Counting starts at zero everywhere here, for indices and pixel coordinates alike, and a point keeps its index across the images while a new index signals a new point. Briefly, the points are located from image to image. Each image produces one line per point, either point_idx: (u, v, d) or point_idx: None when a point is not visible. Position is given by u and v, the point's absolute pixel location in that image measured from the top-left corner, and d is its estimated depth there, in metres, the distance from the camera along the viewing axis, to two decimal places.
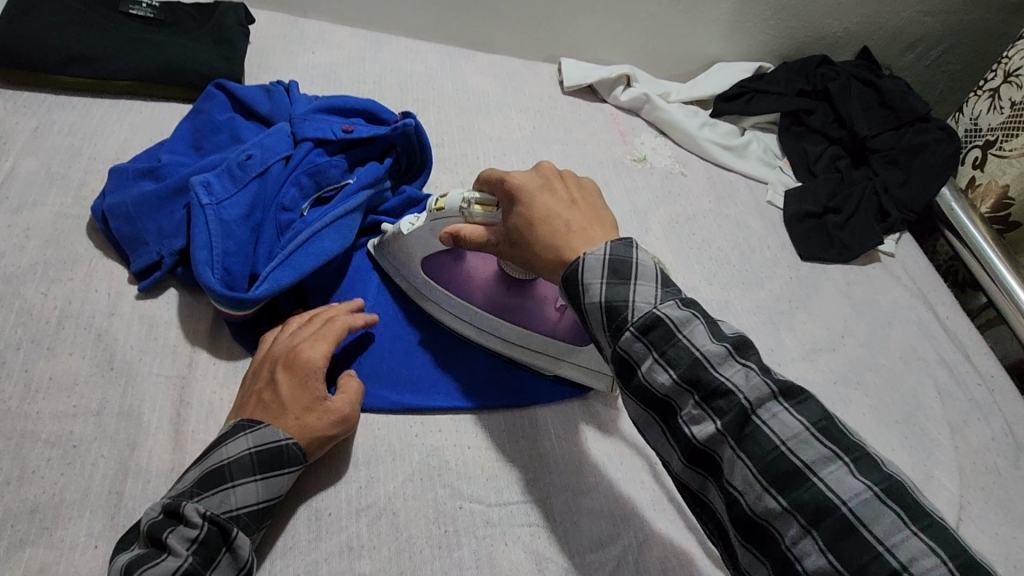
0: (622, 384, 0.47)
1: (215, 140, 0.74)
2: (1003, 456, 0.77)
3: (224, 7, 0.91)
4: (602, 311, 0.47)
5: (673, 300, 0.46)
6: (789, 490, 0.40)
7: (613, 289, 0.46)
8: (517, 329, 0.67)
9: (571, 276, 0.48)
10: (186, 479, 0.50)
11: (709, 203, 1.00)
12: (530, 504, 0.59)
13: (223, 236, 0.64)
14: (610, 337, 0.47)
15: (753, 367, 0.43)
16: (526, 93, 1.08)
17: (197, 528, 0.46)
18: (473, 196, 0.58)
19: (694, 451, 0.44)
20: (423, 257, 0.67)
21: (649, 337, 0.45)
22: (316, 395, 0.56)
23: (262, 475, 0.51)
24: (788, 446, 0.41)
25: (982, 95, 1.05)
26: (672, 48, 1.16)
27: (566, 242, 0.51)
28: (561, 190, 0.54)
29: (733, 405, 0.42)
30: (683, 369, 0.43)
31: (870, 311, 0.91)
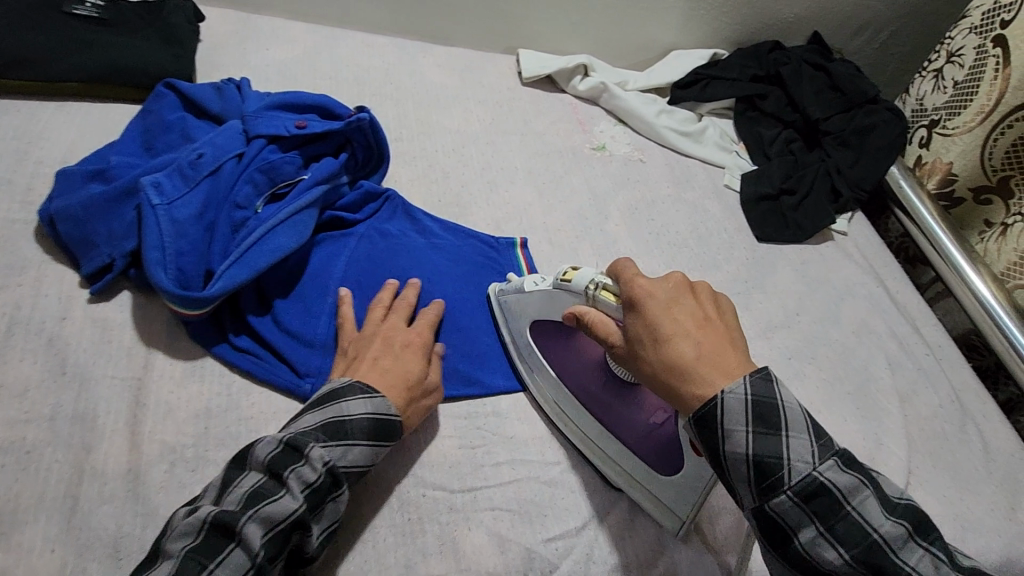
0: (771, 548, 0.46)
1: (165, 139, 0.73)
2: (949, 422, 0.81)
3: (172, 6, 0.90)
4: (747, 465, 0.47)
5: (833, 461, 0.46)
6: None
7: (762, 441, 0.46)
8: (593, 425, 0.64)
9: (712, 416, 0.48)
10: (308, 422, 0.54)
11: (668, 189, 1.02)
12: (494, 488, 0.61)
13: (175, 236, 0.63)
14: (757, 496, 0.46)
15: (925, 547, 0.44)
16: (485, 85, 1.08)
17: (317, 476, 0.50)
18: (604, 282, 0.60)
19: None
20: (535, 321, 0.69)
21: (810, 505, 0.45)
22: (422, 368, 0.62)
23: (374, 443, 0.55)
24: (905, 562, 0.43)
25: (927, 76, 1.08)
26: (628, 37, 1.17)
27: (684, 369, 0.50)
28: (697, 306, 0.53)
29: (861, 535, 0.44)
30: (856, 547, 0.44)
31: (824, 288, 0.94)
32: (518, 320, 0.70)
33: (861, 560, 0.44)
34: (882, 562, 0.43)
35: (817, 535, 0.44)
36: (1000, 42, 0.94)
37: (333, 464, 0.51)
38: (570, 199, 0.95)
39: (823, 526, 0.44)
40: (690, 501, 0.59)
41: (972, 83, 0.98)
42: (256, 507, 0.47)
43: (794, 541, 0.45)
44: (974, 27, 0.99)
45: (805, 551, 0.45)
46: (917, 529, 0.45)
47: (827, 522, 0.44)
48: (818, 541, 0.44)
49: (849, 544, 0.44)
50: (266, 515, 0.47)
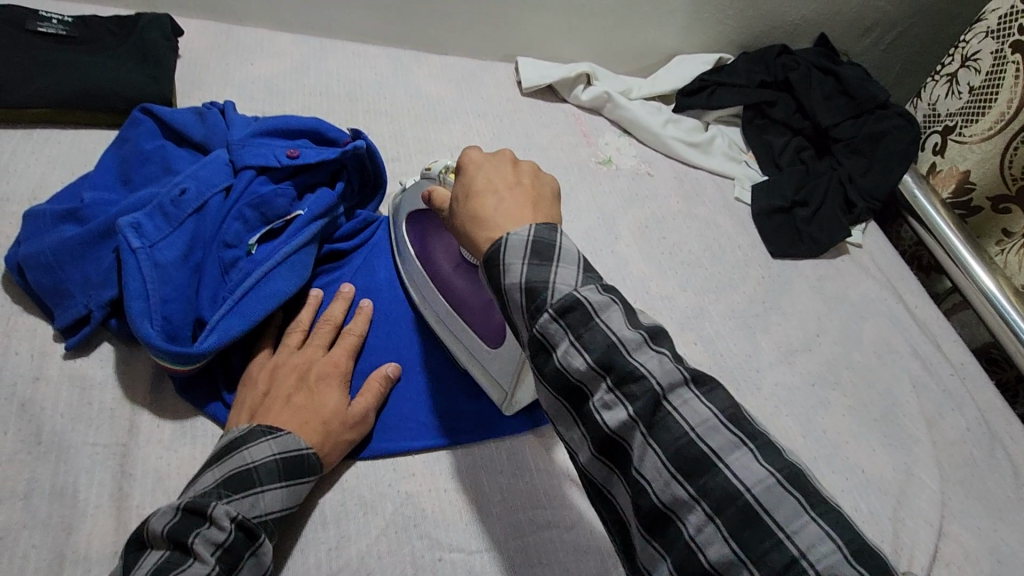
0: (570, 416, 0.42)
1: (144, 172, 0.67)
2: (979, 447, 0.78)
3: (148, 21, 0.84)
4: (522, 293, 0.43)
5: (630, 324, 0.41)
6: (750, 545, 0.34)
7: (534, 271, 0.42)
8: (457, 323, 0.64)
9: (492, 256, 0.44)
10: (205, 481, 0.48)
11: (678, 204, 0.97)
12: (513, 548, 0.56)
13: (160, 284, 0.58)
14: (545, 354, 0.42)
15: (707, 401, 0.39)
16: (483, 96, 1.03)
17: (226, 532, 0.45)
18: (455, 167, 0.59)
19: (651, 512, 0.38)
20: (410, 214, 0.70)
21: (594, 357, 0.40)
22: (339, 404, 0.57)
23: (288, 482, 0.51)
24: (735, 478, 0.36)
25: (940, 80, 1.05)
26: (630, 43, 1.13)
27: (481, 216, 0.47)
28: (511, 171, 0.50)
29: (705, 466, 0.36)
30: (639, 404, 0.38)
31: (842, 306, 0.90)
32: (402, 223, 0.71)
33: (642, 415, 0.39)
34: (662, 418, 0.38)
35: (608, 395, 0.40)
36: (1020, 48, 0.90)
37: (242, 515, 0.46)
38: (576, 218, 0.90)
39: (613, 385, 0.40)
40: (509, 372, 0.61)
41: (990, 89, 0.95)
42: None
43: (591, 404, 0.40)
44: (992, 31, 0.95)
45: (596, 407, 0.40)
46: (750, 438, 0.37)
47: (621, 382, 0.39)
48: (605, 402, 0.40)
49: (635, 400, 0.39)
50: None
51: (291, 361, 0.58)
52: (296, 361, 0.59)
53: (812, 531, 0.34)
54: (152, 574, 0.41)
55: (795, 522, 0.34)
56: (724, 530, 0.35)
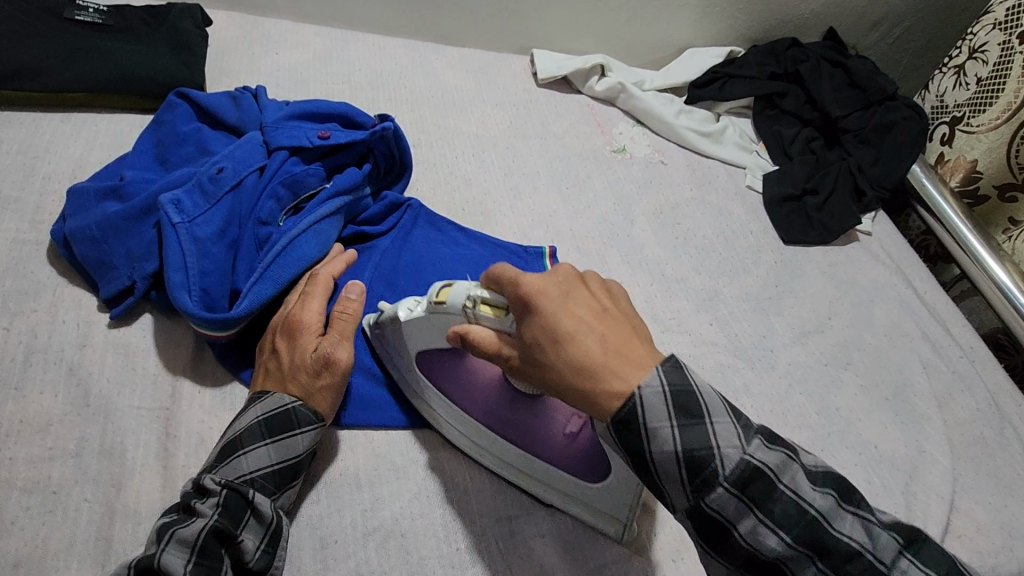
0: (678, 510, 0.43)
1: (181, 152, 0.70)
2: (989, 426, 0.79)
3: (179, 10, 0.86)
4: (677, 462, 0.42)
5: (676, 361, 0.44)
6: (837, 566, 0.41)
7: (687, 433, 0.42)
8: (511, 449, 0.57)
9: (629, 417, 0.42)
10: (207, 459, 0.51)
11: (691, 192, 0.99)
12: (540, 513, 0.58)
13: (198, 255, 0.60)
14: (690, 491, 0.42)
15: (790, 456, 0.43)
16: (501, 87, 1.05)
17: (215, 494, 0.47)
18: (481, 295, 0.50)
19: (756, 565, 0.42)
20: (421, 351, 0.58)
21: (698, 457, 0.41)
22: (308, 351, 0.56)
23: (271, 439, 0.51)
24: (842, 535, 0.41)
25: (948, 72, 1.07)
26: (643, 35, 1.15)
27: (591, 368, 0.43)
28: (589, 295, 0.46)
29: (795, 512, 0.41)
30: (705, 435, 0.42)
31: (853, 291, 0.92)
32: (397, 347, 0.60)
33: (707, 445, 0.42)
34: (729, 447, 0.42)
35: (672, 430, 0.42)
36: None
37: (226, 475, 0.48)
38: (593, 204, 0.92)
39: (675, 418, 0.42)
40: (624, 500, 0.56)
41: (997, 79, 0.97)
42: (163, 538, 0.44)
43: (650, 439, 0.42)
44: (998, 23, 0.97)
45: (656, 442, 0.42)
46: (790, 450, 0.43)
47: (682, 416, 0.42)
48: (669, 435, 0.42)
49: (702, 432, 0.42)
50: (178, 539, 0.44)
51: (272, 324, 0.59)
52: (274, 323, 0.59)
53: (852, 525, 0.41)
54: (154, 535, 0.44)
55: (840, 519, 0.41)
56: (789, 535, 0.41)
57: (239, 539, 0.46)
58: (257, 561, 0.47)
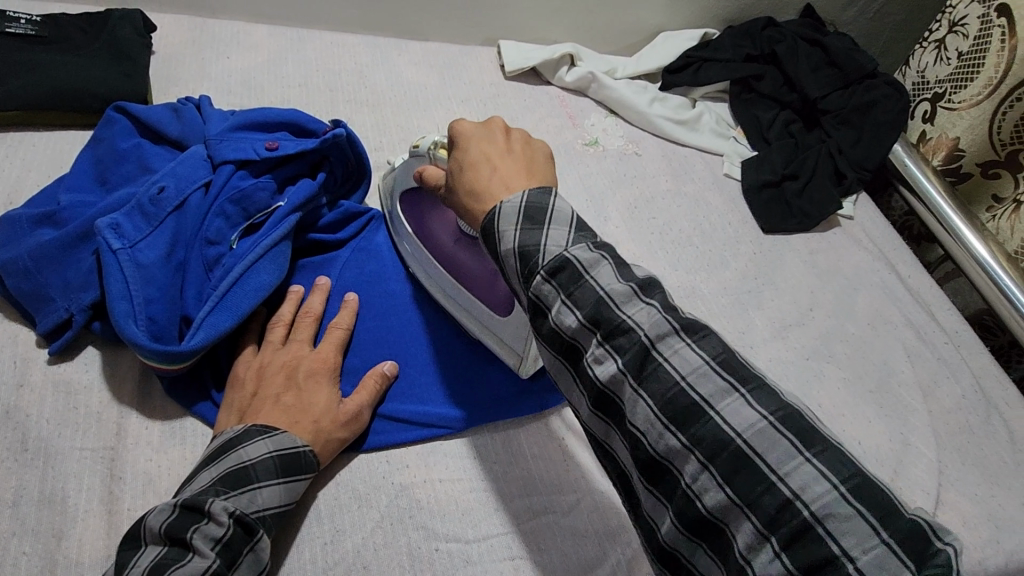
0: (534, 331, 0.45)
1: (121, 172, 0.66)
2: (974, 414, 0.78)
3: (118, 17, 0.82)
4: (515, 258, 0.45)
5: (587, 245, 0.44)
6: (662, 395, 0.39)
7: (527, 234, 0.44)
8: (447, 277, 0.67)
9: (488, 225, 0.46)
10: (203, 480, 0.47)
11: (667, 183, 0.96)
12: (510, 534, 0.56)
13: (143, 284, 0.57)
14: (523, 284, 0.45)
15: (657, 306, 0.42)
16: (466, 82, 1.02)
17: (224, 528, 0.44)
18: (443, 143, 0.60)
19: (599, 395, 0.43)
20: (404, 192, 0.70)
21: (558, 281, 0.43)
22: (332, 401, 0.56)
23: (285, 478, 0.50)
24: (720, 417, 0.38)
25: (928, 46, 1.03)
26: (614, 21, 1.11)
27: (477, 187, 0.49)
28: (503, 140, 0.52)
29: (629, 340, 0.41)
30: (629, 356, 0.41)
31: (834, 279, 0.90)
32: (393, 202, 0.72)
33: (633, 368, 0.40)
34: (653, 370, 0.40)
35: (598, 348, 0.42)
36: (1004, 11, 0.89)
37: (240, 511, 0.46)
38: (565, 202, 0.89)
39: (602, 338, 0.42)
40: (521, 337, 0.62)
41: (976, 54, 0.93)
42: None
43: (586, 360, 0.43)
44: None
45: (589, 364, 0.42)
46: (737, 380, 0.39)
47: (613, 337, 0.41)
48: (600, 357, 0.42)
49: (626, 353, 0.41)
50: None
51: (279, 357, 0.57)
52: (283, 359, 0.57)
53: (814, 472, 0.35)
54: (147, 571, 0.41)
55: (789, 464, 0.36)
56: (710, 466, 0.38)
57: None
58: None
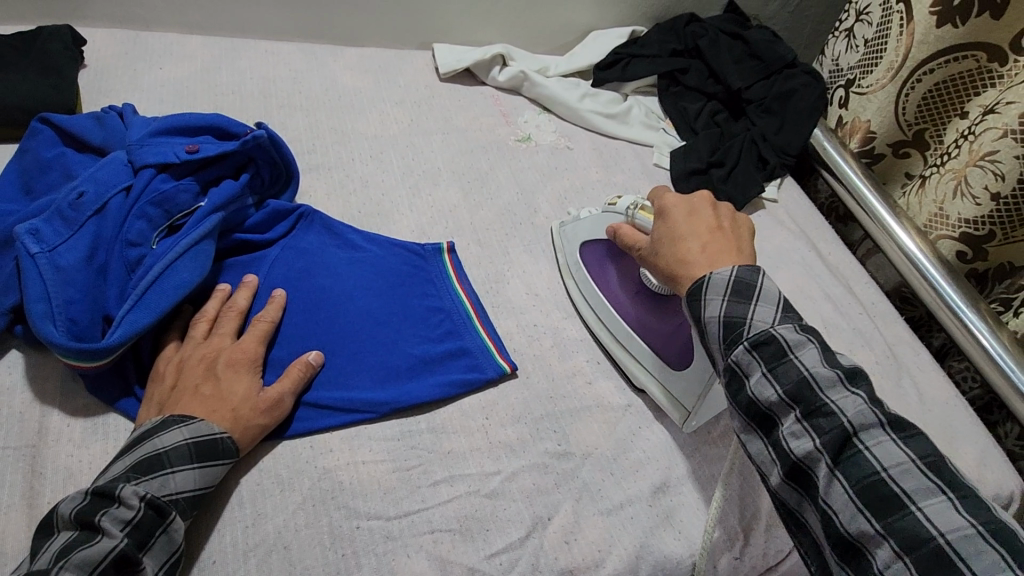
0: (729, 396, 0.53)
1: (44, 181, 0.67)
2: (886, 378, 0.82)
3: (47, 34, 0.85)
4: (720, 325, 0.54)
5: (792, 325, 0.52)
6: (814, 420, 0.48)
7: (733, 306, 0.54)
8: (625, 328, 0.74)
9: (697, 290, 0.56)
10: (118, 468, 0.50)
11: (598, 174, 1.00)
12: (432, 510, 0.59)
13: (62, 285, 0.58)
14: (724, 351, 0.54)
15: (816, 348, 0.51)
16: (402, 84, 1.04)
17: (133, 510, 0.47)
18: (643, 206, 0.71)
19: (757, 416, 0.51)
20: (586, 242, 0.79)
21: (759, 352, 0.51)
22: (252, 390, 0.58)
23: (200, 463, 0.52)
24: (868, 453, 0.46)
25: (840, 35, 1.09)
26: (545, 22, 1.15)
27: (683, 261, 0.60)
28: (712, 216, 0.62)
29: (795, 374, 0.49)
30: (791, 386, 0.49)
31: (757, 258, 0.94)
32: (572, 247, 0.81)
33: (792, 398, 0.49)
34: (816, 403, 0.48)
35: (762, 378, 0.50)
36: None
37: (150, 494, 0.48)
38: (497, 195, 0.92)
39: (768, 370, 0.50)
40: (694, 392, 0.67)
41: (881, 39, 0.99)
42: (67, 556, 0.44)
43: (747, 387, 0.51)
44: None
45: (751, 390, 0.51)
46: (892, 425, 0.46)
47: (779, 371, 0.50)
48: (760, 382, 0.50)
49: (786, 383, 0.49)
50: (80, 559, 0.44)
51: (201, 351, 0.60)
52: (206, 352, 0.60)
53: (940, 508, 0.42)
54: (57, 551, 0.44)
55: (928, 501, 0.43)
56: (855, 495, 0.44)
57: (145, 564, 0.46)
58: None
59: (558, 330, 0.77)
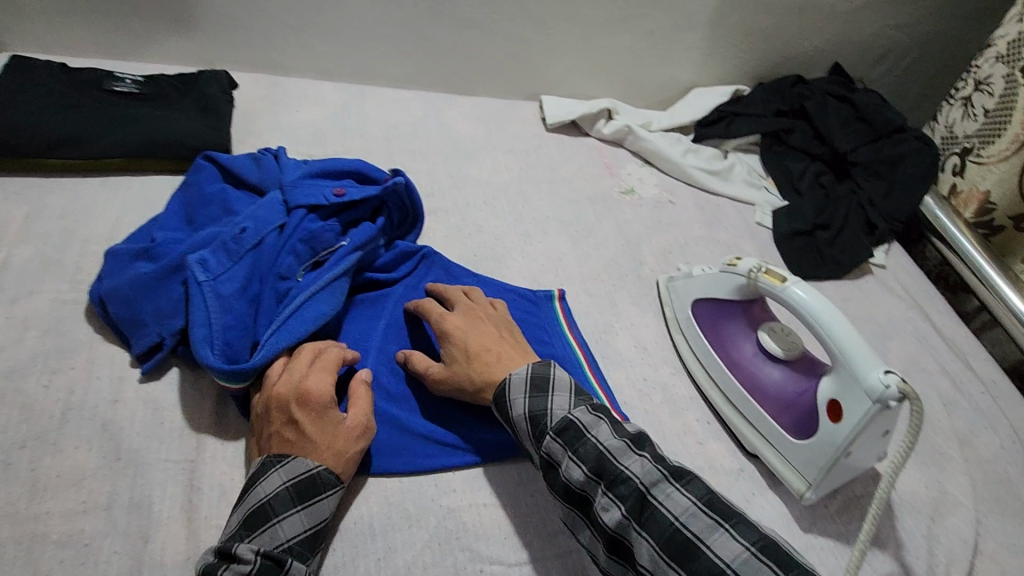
0: (547, 484, 0.56)
1: (207, 213, 0.74)
2: (1013, 465, 0.78)
3: (207, 77, 0.93)
4: (527, 421, 0.57)
5: (584, 407, 0.58)
6: (616, 488, 0.51)
7: (535, 401, 0.58)
8: (739, 389, 0.72)
9: (502, 394, 0.60)
10: (232, 523, 0.52)
11: (701, 230, 1.01)
12: (551, 560, 0.59)
13: (219, 311, 0.63)
14: (535, 445, 0.57)
15: (611, 426, 0.56)
16: (511, 134, 1.09)
17: (250, 563, 0.48)
18: (765, 267, 0.70)
19: (574, 496, 0.54)
20: (698, 298, 0.79)
21: (563, 439, 0.55)
22: (338, 422, 0.59)
23: (303, 505, 0.53)
24: (664, 507, 0.49)
25: (955, 103, 1.07)
26: (650, 79, 1.18)
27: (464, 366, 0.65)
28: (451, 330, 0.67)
29: (592, 452, 0.53)
30: (592, 463, 0.53)
31: (867, 326, 0.92)
32: (685, 300, 0.81)
33: (597, 472, 0.53)
34: (614, 473, 0.52)
35: (569, 458, 0.54)
36: None
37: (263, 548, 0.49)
38: (602, 246, 0.94)
39: (573, 451, 0.54)
40: (817, 464, 0.65)
41: (1003, 111, 0.97)
42: None
43: (558, 471, 0.55)
44: (1001, 55, 0.98)
45: (560, 469, 0.55)
46: (672, 476, 0.51)
47: (579, 452, 0.54)
48: (569, 464, 0.54)
49: (587, 462, 0.53)
50: None
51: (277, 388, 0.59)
52: (280, 389, 0.59)
53: (727, 543, 0.46)
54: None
55: (713, 536, 0.47)
56: (659, 550, 0.47)
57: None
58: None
59: (669, 386, 0.77)
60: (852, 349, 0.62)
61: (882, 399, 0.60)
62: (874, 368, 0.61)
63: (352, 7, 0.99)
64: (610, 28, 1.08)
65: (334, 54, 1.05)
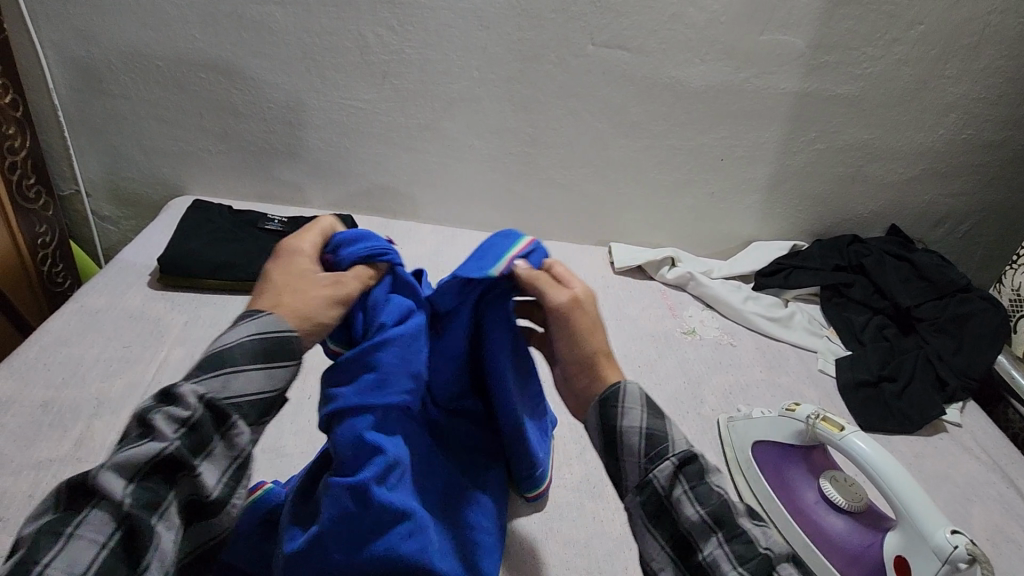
0: (647, 516, 0.50)
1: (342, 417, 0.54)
2: None
3: (335, 220, 1.14)
4: (641, 437, 0.51)
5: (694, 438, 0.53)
6: (739, 548, 0.45)
7: (654, 418, 0.52)
8: (802, 536, 0.74)
9: (613, 397, 0.53)
10: (235, 335, 0.47)
11: (762, 372, 1.05)
12: None
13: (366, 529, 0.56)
14: (644, 466, 0.51)
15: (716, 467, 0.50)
16: (582, 274, 1.22)
17: (190, 411, 0.43)
18: (823, 414, 0.73)
19: (678, 540, 0.48)
20: (758, 441, 0.81)
21: (684, 471, 0.50)
22: (309, 274, 0.53)
23: (265, 363, 0.47)
24: None
25: (1019, 268, 1.11)
26: (711, 233, 1.30)
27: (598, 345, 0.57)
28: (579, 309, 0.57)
29: (715, 495, 0.48)
30: (713, 507, 0.47)
31: (944, 485, 0.89)
32: (742, 440, 0.83)
33: (715, 520, 0.47)
34: (737, 528, 0.46)
35: (685, 495, 0.49)
36: None
37: (210, 395, 0.44)
38: (665, 382, 0.99)
39: (691, 488, 0.49)
40: None
41: None
42: (115, 453, 0.40)
43: (667, 504, 0.49)
44: None
45: (672, 508, 0.49)
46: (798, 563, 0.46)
47: (698, 491, 0.48)
48: (683, 500, 0.48)
49: (707, 503, 0.47)
50: (121, 460, 0.40)
51: (284, 272, 0.53)
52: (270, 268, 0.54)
53: None
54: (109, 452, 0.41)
55: None
56: None
57: (201, 471, 0.42)
58: (215, 496, 0.43)
59: None
60: (916, 506, 0.64)
61: (951, 560, 0.60)
62: (939, 526, 0.63)
63: (456, 166, 1.19)
64: (674, 188, 1.23)
65: (436, 202, 1.25)
